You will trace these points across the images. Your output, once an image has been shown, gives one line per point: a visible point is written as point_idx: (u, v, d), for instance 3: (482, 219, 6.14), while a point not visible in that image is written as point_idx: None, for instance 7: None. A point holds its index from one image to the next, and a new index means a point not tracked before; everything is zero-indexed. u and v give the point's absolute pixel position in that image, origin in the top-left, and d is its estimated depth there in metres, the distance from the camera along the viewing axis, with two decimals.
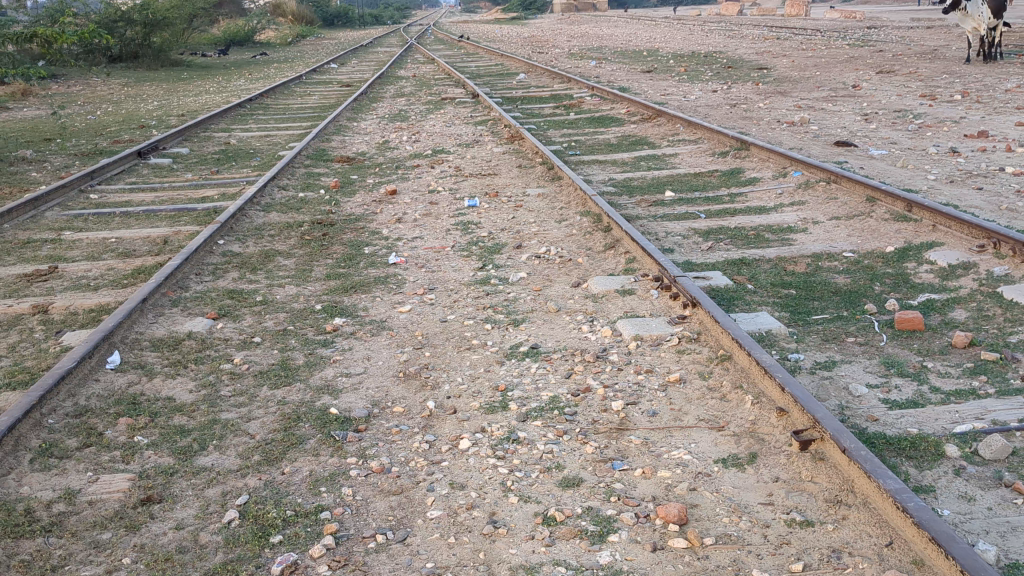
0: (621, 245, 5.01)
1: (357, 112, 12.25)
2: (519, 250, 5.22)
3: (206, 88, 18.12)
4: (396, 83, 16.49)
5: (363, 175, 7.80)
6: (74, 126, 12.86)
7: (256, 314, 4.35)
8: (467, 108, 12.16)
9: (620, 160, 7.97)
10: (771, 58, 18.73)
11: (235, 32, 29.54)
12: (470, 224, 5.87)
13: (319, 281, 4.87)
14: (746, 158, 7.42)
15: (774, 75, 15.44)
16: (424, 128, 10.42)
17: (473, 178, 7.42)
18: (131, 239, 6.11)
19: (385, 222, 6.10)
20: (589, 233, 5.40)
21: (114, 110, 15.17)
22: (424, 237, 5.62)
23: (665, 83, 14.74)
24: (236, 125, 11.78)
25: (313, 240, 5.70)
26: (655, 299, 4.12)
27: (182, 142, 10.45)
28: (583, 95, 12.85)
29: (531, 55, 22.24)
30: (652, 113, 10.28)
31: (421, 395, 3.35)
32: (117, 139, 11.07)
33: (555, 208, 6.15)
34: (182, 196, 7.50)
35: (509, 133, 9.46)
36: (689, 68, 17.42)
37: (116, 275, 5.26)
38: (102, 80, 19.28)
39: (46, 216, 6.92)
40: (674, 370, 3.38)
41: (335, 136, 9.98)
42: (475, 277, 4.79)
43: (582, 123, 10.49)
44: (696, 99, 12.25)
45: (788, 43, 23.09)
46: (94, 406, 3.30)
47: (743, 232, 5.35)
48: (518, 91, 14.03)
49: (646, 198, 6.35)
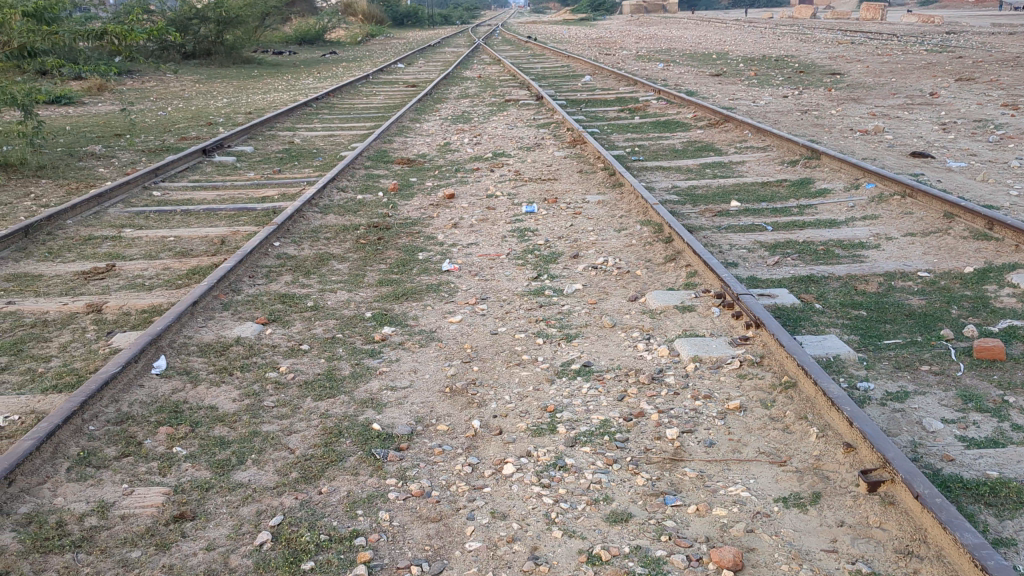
0: (682, 258, 4.84)
1: (420, 112, 12.21)
2: (576, 260, 5.07)
3: (275, 86, 18.31)
4: (462, 83, 16.45)
5: (423, 177, 7.72)
6: (145, 121, 13.06)
7: (305, 320, 4.27)
8: (530, 110, 12.04)
9: (684, 167, 7.76)
10: (844, 63, 18.26)
11: (306, 30, 29.88)
12: (528, 231, 5.74)
13: (371, 287, 4.78)
14: (817, 168, 7.16)
15: (848, 80, 15.02)
16: (487, 130, 10.32)
17: (533, 183, 7.29)
18: (189, 239, 6.10)
19: (441, 227, 6.00)
20: (650, 244, 5.23)
21: (184, 107, 15.39)
22: (480, 244, 5.51)
23: (734, 87, 14.43)
24: (301, 124, 11.82)
25: (368, 244, 5.62)
26: (716, 317, 3.94)
27: (247, 140, 10.51)
28: (649, 99, 12.63)
29: (598, 57, 22.04)
30: (719, 118, 10.03)
31: (467, 414, 3.23)
32: (184, 136, 11.18)
33: (615, 216, 5.98)
34: (243, 195, 7.50)
35: (572, 137, 9.31)
36: (759, 72, 17.06)
37: (171, 275, 5.23)
38: (174, 76, 19.59)
39: (109, 212, 6.97)
40: (734, 396, 3.20)
41: (397, 137, 9.94)
42: (530, 287, 4.65)
43: (647, 127, 10.28)
44: (766, 104, 11.94)
45: (863, 48, 22.51)
46: (136, 413, 3.25)
47: (811, 246, 5.13)
48: (583, 93, 13.86)
49: (710, 208, 6.15)
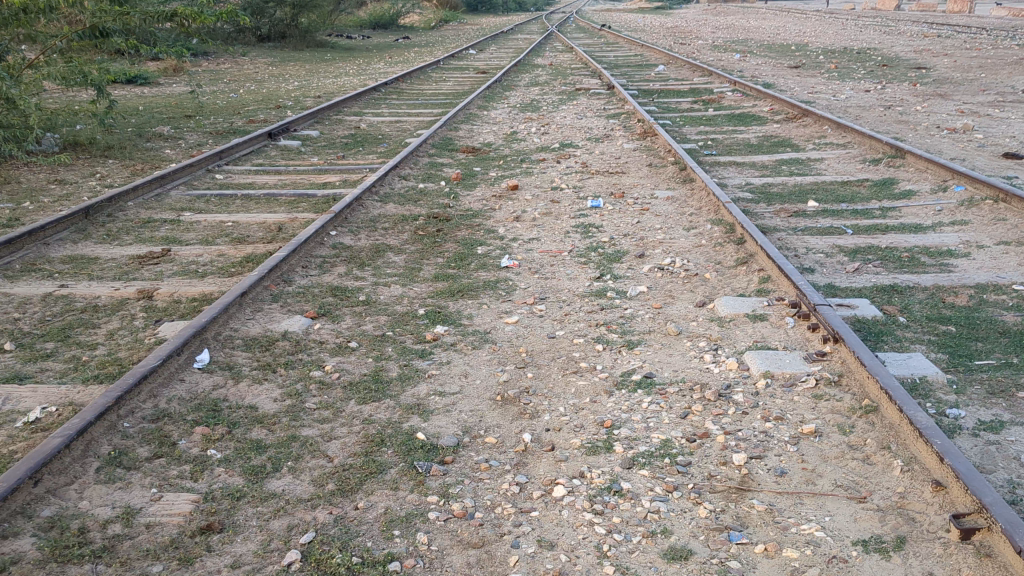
0: (754, 261, 4.56)
1: (488, 100, 12.01)
2: (642, 260, 4.82)
3: (346, 70, 18.30)
4: (532, 70, 16.21)
5: (487, 167, 7.52)
6: (215, 103, 13.10)
7: (355, 316, 4.11)
8: (601, 100, 11.76)
9: (759, 163, 7.43)
10: (929, 57, 17.55)
11: (380, 15, 29.91)
12: (592, 227, 5.50)
13: (426, 282, 4.60)
14: (901, 168, 6.78)
15: (934, 75, 14.40)
16: (555, 120, 10.08)
17: (600, 176, 7.04)
18: (246, 225, 6.00)
19: (502, 220, 5.80)
20: (720, 245, 4.96)
21: (256, 89, 15.44)
22: (541, 240, 5.29)
23: (813, 80, 13.94)
24: (368, 109, 11.73)
25: (426, 235, 5.45)
26: (791, 328, 3.67)
27: (313, 124, 10.43)
28: (724, 90, 12.24)
29: (672, 46, 21.58)
30: (798, 112, 9.63)
31: (518, 426, 3.02)
32: (252, 118, 11.15)
33: (684, 214, 5.70)
34: (305, 181, 7.40)
35: (642, 128, 9.02)
36: (840, 65, 16.48)
37: (225, 262, 5.12)
38: (248, 58, 19.71)
39: (171, 194, 6.91)
40: (809, 420, 2.94)
41: (463, 125, 9.76)
42: (591, 288, 4.42)
43: (721, 120, 9.93)
44: (847, 98, 11.47)
45: (950, 41, 21.64)
46: (174, 411, 3.11)
47: (894, 253, 4.80)
48: (656, 83, 13.52)
49: (786, 207, 5.83)
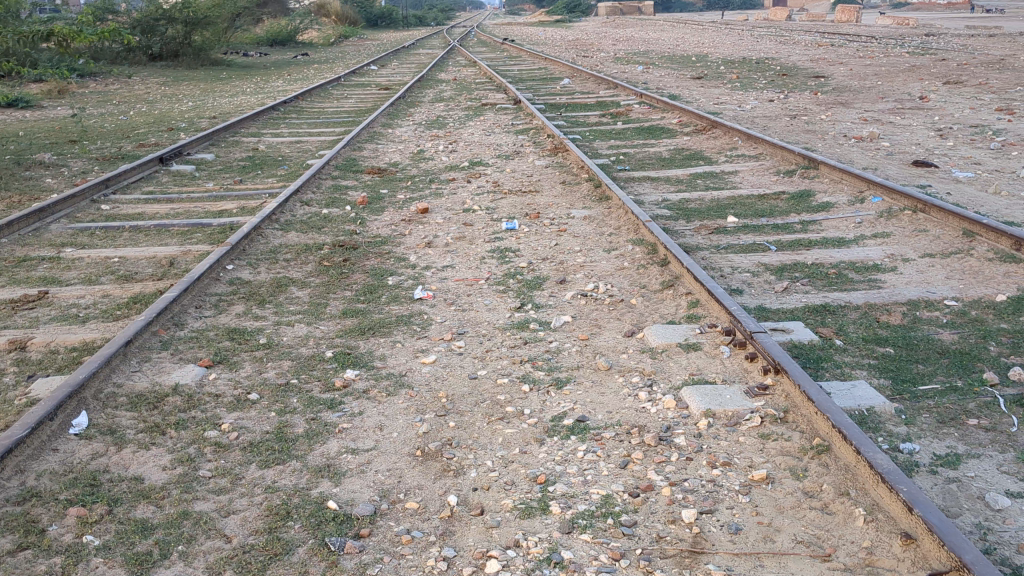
0: (681, 284, 4.35)
1: (392, 117, 11.67)
2: (563, 287, 4.57)
3: (243, 89, 17.73)
4: (437, 86, 15.92)
5: (394, 189, 7.19)
6: (103, 127, 12.43)
7: (255, 361, 3.74)
8: (508, 115, 11.54)
9: (674, 177, 7.29)
10: (826, 66, 17.89)
11: (278, 32, 29.26)
12: (508, 252, 5.23)
13: (333, 319, 4.25)
14: (816, 180, 6.70)
15: (833, 83, 14.63)
16: (463, 136, 9.80)
17: (513, 195, 6.78)
18: (134, 260, 5.54)
19: (413, 246, 5.48)
20: (644, 267, 4.74)
21: (147, 111, 14.76)
22: (456, 267, 4.99)
23: (717, 90, 14.01)
24: (267, 129, 11.26)
25: (332, 266, 5.09)
26: (727, 358, 3.46)
27: (209, 147, 9.93)
28: (631, 103, 12.16)
29: (576, 59, 21.59)
30: (707, 124, 9.57)
31: (441, 487, 2.71)
32: (142, 142, 10.57)
33: (603, 234, 5.48)
34: (199, 209, 6.94)
35: (553, 144, 8.81)
36: (742, 75, 16.66)
37: (110, 303, 4.67)
38: (140, 78, 18.90)
39: (51, 228, 6.38)
40: (759, 464, 2.71)
41: (367, 144, 9.41)
42: (512, 320, 4.14)
43: (630, 133, 9.81)
44: (752, 109, 11.50)
45: (843, 50, 22.20)
46: (44, 490, 2.70)
47: (821, 269, 4.65)
48: (563, 97, 13.38)
49: (706, 224, 5.66)
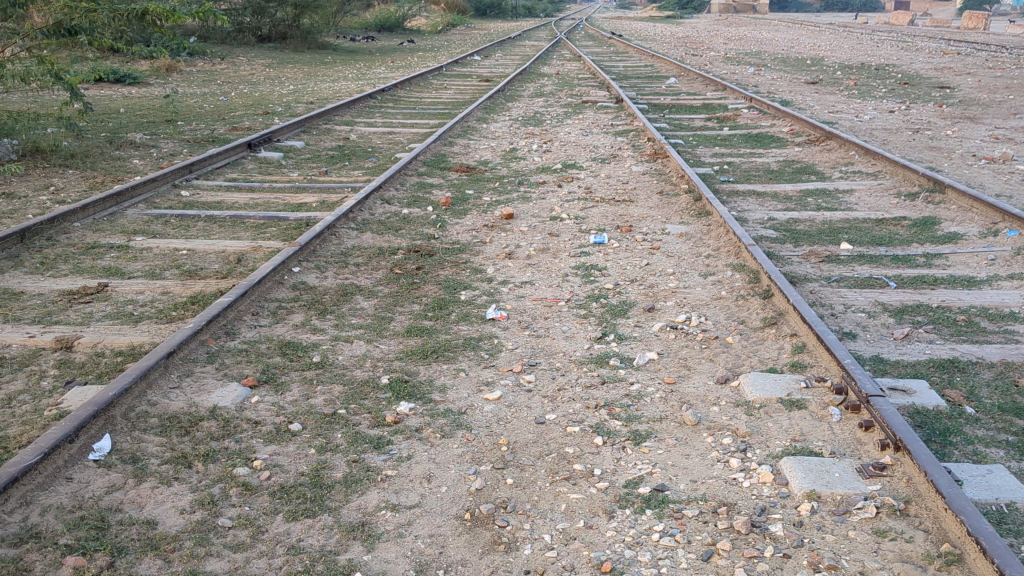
0: (785, 323, 3.85)
1: (488, 111, 11.32)
2: (651, 316, 4.11)
3: (345, 74, 17.64)
4: (539, 80, 15.54)
5: (480, 190, 6.82)
6: (202, 107, 12.43)
7: (304, 384, 3.40)
8: (608, 114, 11.06)
9: (782, 193, 6.73)
10: (952, 76, 16.86)
11: (386, 17, 29.29)
12: (594, 270, 4.79)
13: (396, 337, 3.89)
14: (941, 205, 6.08)
15: (959, 96, 13.70)
16: (559, 135, 9.39)
17: (605, 204, 6.34)
18: (202, 254, 5.30)
19: (492, 257, 5.10)
20: (744, 298, 4.25)
21: (248, 93, 14.78)
22: (535, 284, 4.59)
23: (833, 97, 13.25)
24: (361, 117, 11.04)
25: (403, 274, 4.74)
26: (837, 424, 2.97)
27: (300, 133, 9.76)
28: (739, 107, 11.53)
29: (684, 57, 20.91)
30: (821, 135, 8.93)
31: (489, 566, 2.31)
32: (236, 126, 10.46)
33: (699, 256, 5.00)
34: (279, 201, 6.71)
35: (653, 148, 8.33)
36: (860, 82, 15.79)
37: (167, 302, 4.42)
38: (247, 59, 19.05)
39: (127, 213, 6.22)
40: (872, 571, 2.23)
41: (459, 139, 9.08)
42: (591, 352, 3.71)
43: (737, 140, 9.23)
44: (871, 120, 10.76)
45: (969, 59, 20.95)
46: (45, 529, 2.40)
47: (948, 314, 4.08)
48: (667, 97, 12.82)
49: (816, 250, 5.13)
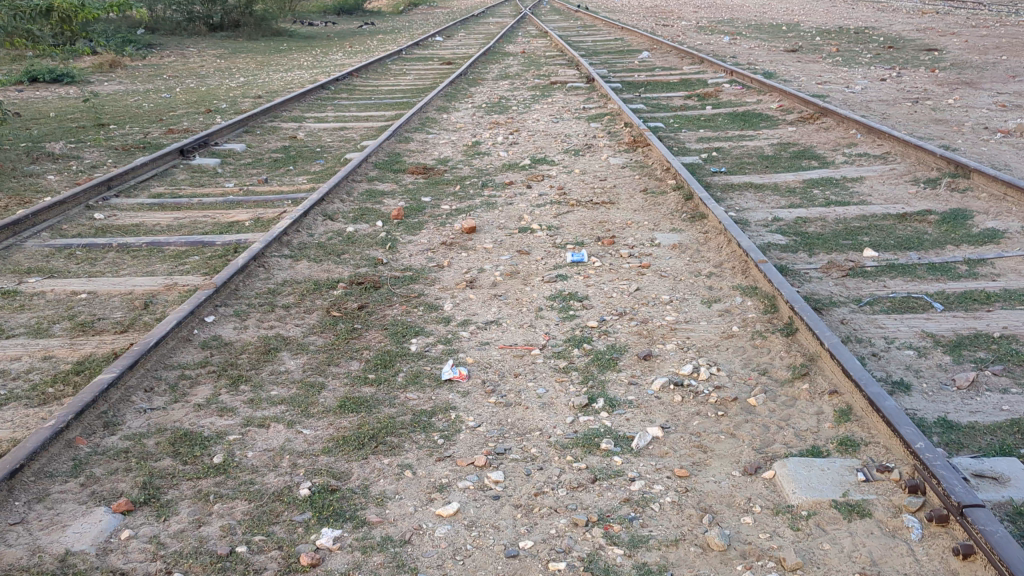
0: (818, 380, 3.05)
1: (450, 98, 10.42)
2: (649, 367, 3.29)
3: (301, 62, 16.64)
4: (504, 60, 14.64)
5: (439, 196, 5.95)
6: (140, 107, 11.42)
7: (197, 502, 2.55)
8: (580, 96, 10.19)
9: (783, 184, 5.91)
10: (936, 37, 16.09)
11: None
12: (573, 301, 3.96)
13: (325, 416, 3.04)
14: (968, 194, 5.29)
15: (949, 58, 12.92)
16: (527, 124, 8.53)
17: (582, 207, 5.49)
18: (103, 298, 4.41)
19: (451, 286, 4.25)
20: (762, 337, 3.44)
21: (194, 87, 13.76)
22: (503, 326, 3.75)
23: (817, 66, 12.45)
24: (311, 111, 10.13)
25: (342, 319, 3.89)
26: (919, 545, 2.17)
27: (242, 134, 8.85)
28: (721, 82, 10.70)
29: (655, 29, 20.01)
30: (814, 111, 8.12)
31: None
32: (172, 128, 9.50)
33: (699, 275, 4.17)
34: (208, 220, 5.82)
35: (631, 135, 7.48)
36: (842, 48, 14.98)
37: (45, 373, 3.53)
38: (197, 49, 17.96)
39: (25, 244, 5.32)
40: None
41: (417, 133, 8.20)
42: (576, 428, 2.88)
43: (722, 121, 8.40)
44: (864, 90, 9.96)
45: (951, 18, 20.20)
46: None
47: (1016, 348, 3.28)
48: (642, 74, 11.96)
49: (835, 261, 4.31)
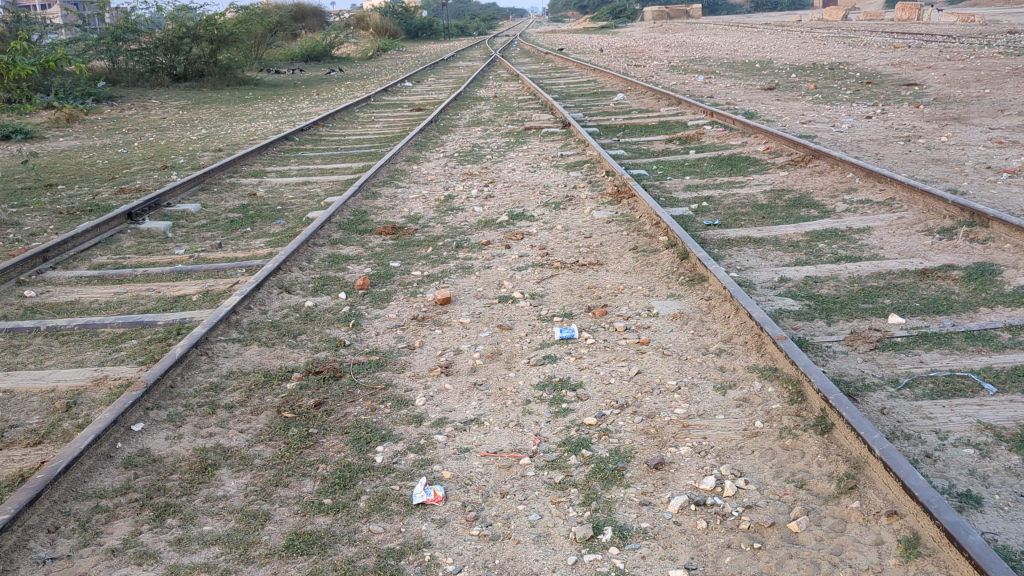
0: (870, 496, 2.50)
1: (420, 147, 9.93)
2: (662, 480, 2.73)
3: (266, 112, 16.13)
4: (475, 105, 14.22)
5: (409, 260, 5.41)
6: (93, 165, 10.82)
7: None
8: (556, 142, 9.74)
9: (784, 237, 5.43)
10: (914, 72, 15.88)
11: (312, 46, 27.76)
12: (565, 390, 3.41)
13: (267, 563, 2.45)
14: (990, 244, 4.82)
15: (931, 93, 12.63)
16: (501, 174, 8.03)
17: (567, 270, 4.97)
18: (20, 398, 3.80)
19: (424, 373, 3.69)
20: (792, 436, 2.90)
21: (152, 141, 13.20)
22: (484, 425, 3.18)
23: (797, 104, 12.12)
24: (273, 165, 9.60)
25: (295, 421, 3.31)
26: None
27: (198, 192, 8.29)
28: (701, 123, 10.29)
29: (627, 69, 19.69)
30: (805, 153, 7.70)
31: None
32: (123, 187, 8.92)
33: (708, 354, 3.64)
34: (151, 294, 5.23)
35: (614, 184, 7.00)
36: (819, 85, 14.72)
37: None
38: (159, 101, 17.41)
39: None
40: None
41: (384, 187, 7.67)
42: (581, 572, 2.32)
43: (708, 166, 7.95)
44: (850, 129, 9.58)
45: (922, 52, 20.09)
46: None
47: None
48: (618, 116, 11.55)
49: (860, 332, 3.80)
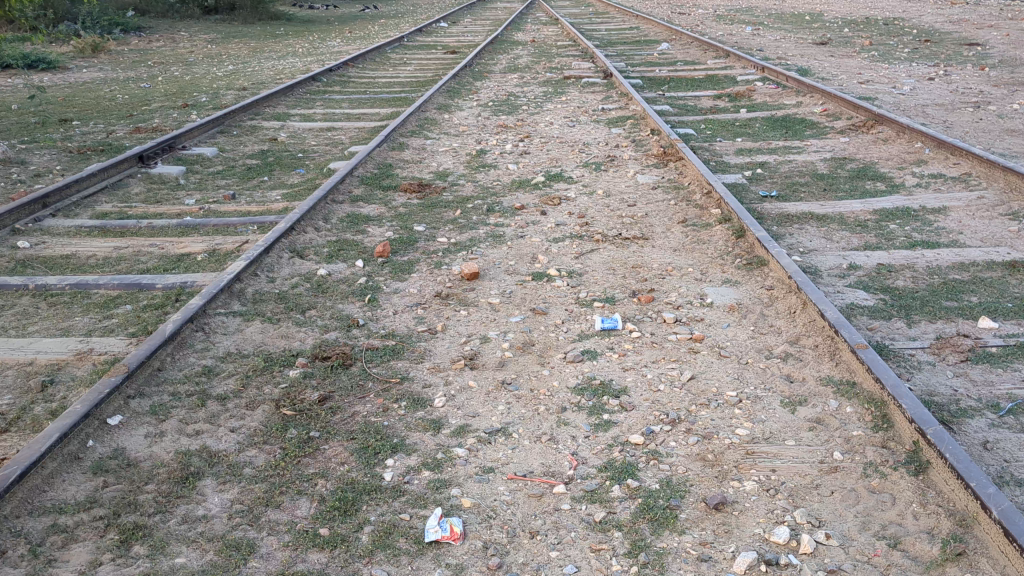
0: (987, 569, 2.03)
1: (452, 94, 9.38)
2: (726, 527, 2.28)
3: (295, 49, 15.55)
4: (512, 49, 13.57)
5: (435, 224, 4.94)
6: (111, 100, 10.36)
7: None
8: (597, 94, 9.15)
9: (850, 215, 4.89)
10: (976, 30, 14.99)
11: None
12: (608, 396, 2.95)
13: None
14: None
15: (998, 54, 11.81)
16: (538, 128, 7.50)
17: (609, 244, 4.48)
18: None
19: (445, 365, 3.23)
20: (881, 476, 2.43)
21: (176, 76, 12.70)
22: (512, 438, 2.73)
23: (854, 61, 11.40)
24: (297, 108, 9.10)
25: (294, 421, 2.87)
26: None
27: (216, 133, 7.83)
28: (752, 78, 9.66)
29: (670, 17, 18.87)
30: (867, 117, 7.09)
31: None
32: (139, 126, 8.46)
33: (773, 358, 3.16)
34: (154, 251, 4.79)
35: (660, 144, 6.45)
36: (875, 40, 13.92)
37: None
38: (187, 33, 16.85)
39: None
40: None
41: (412, 137, 7.17)
42: None
43: (760, 127, 7.37)
44: (913, 91, 8.92)
45: (982, 8, 19.07)
46: None
47: None
48: (662, 68, 10.89)
49: (947, 338, 3.29)
